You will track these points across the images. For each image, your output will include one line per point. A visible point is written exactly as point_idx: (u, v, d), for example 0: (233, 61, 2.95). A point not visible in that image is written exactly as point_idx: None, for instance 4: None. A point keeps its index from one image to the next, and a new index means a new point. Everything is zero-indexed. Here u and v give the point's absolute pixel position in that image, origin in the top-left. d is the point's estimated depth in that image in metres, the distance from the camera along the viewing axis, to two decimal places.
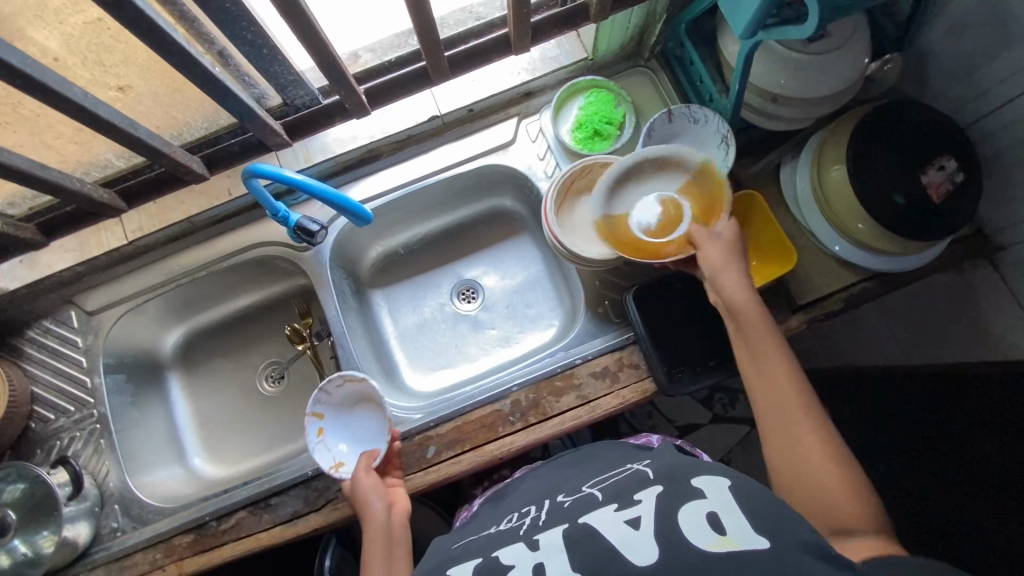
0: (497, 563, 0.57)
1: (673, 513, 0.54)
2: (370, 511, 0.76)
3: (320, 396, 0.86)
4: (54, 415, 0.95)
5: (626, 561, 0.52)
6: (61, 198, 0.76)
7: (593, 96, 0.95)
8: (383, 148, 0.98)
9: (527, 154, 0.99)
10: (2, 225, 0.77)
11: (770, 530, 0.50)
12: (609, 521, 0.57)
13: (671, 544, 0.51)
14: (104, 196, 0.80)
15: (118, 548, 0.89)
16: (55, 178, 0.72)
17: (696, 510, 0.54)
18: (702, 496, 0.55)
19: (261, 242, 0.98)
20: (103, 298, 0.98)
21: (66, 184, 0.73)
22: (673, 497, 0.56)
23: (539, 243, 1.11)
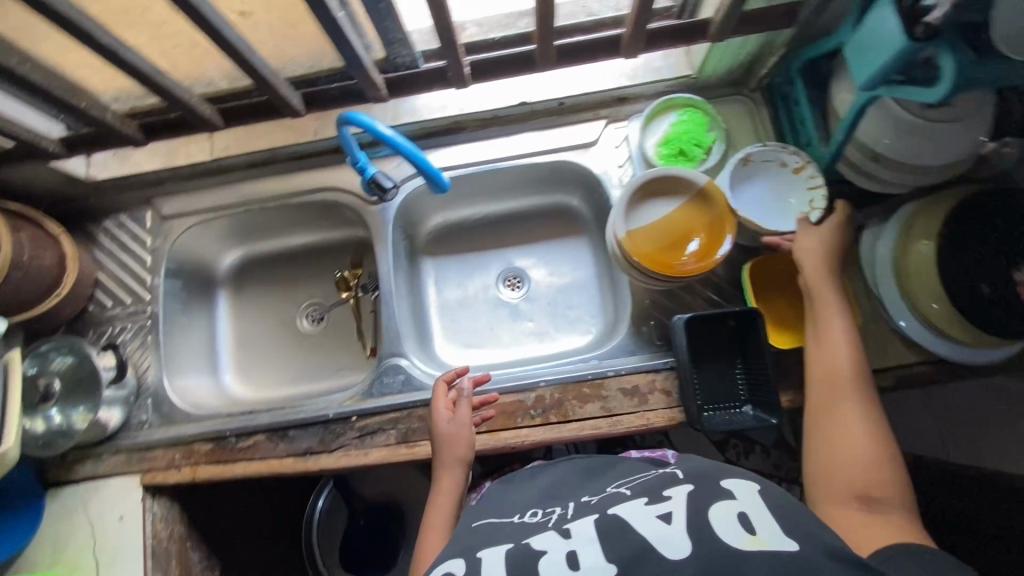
0: (530, 547, 0.59)
1: (704, 512, 0.57)
2: (450, 474, 0.79)
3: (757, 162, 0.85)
4: (111, 303, 1.01)
5: (659, 554, 0.54)
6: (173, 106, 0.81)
7: (686, 115, 0.94)
8: (467, 122, 0.99)
9: (607, 158, 0.98)
10: (110, 118, 0.80)
11: (801, 537, 0.53)
12: (641, 514, 0.59)
13: (705, 540, 0.54)
14: (207, 111, 0.84)
15: (142, 440, 0.94)
16: (167, 85, 0.75)
17: (727, 510, 0.57)
18: (732, 497, 0.59)
19: (334, 187, 1.01)
20: (177, 206, 1.03)
21: (177, 93, 0.77)
22: (703, 497, 0.59)
23: (595, 248, 1.11)
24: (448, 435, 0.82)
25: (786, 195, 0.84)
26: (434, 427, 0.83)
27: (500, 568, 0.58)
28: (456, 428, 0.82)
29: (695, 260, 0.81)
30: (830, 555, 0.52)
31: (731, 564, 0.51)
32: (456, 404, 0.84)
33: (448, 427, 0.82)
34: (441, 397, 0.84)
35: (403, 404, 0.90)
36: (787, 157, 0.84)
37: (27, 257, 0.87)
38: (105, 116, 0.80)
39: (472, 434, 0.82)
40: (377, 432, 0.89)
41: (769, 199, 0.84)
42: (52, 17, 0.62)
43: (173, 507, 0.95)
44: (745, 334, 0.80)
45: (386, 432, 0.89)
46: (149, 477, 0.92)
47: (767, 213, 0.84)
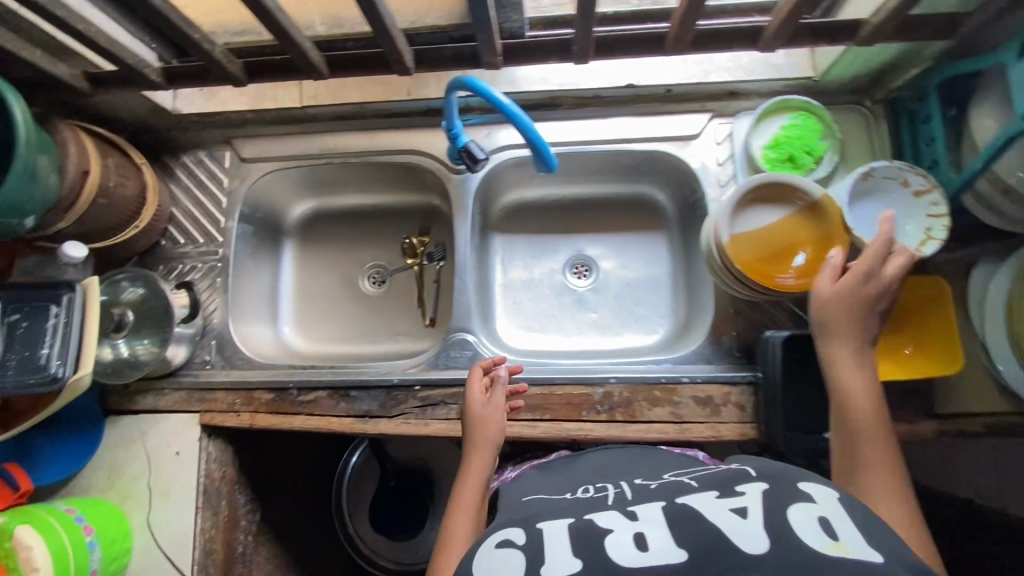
0: (596, 525, 0.57)
1: (782, 512, 0.54)
2: (480, 455, 0.74)
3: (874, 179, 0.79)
4: (184, 240, 1.00)
5: (734, 547, 0.51)
6: (279, 42, 0.76)
7: (800, 118, 0.89)
8: (565, 99, 0.94)
9: (707, 154, 0.94)
10: (219, 51, 0.75)
11: (885, 549, 0.50)
12: (712, 505, 0.56)
13: (782, 539, 0.51)
14: (315, 57, 0.81)
15: (204, 380, 0.94)
16: (285, 23, 0.72)
17: (807, 512, 0.53)
18: (810, 499, 0.55)
19: (420, 151, 0.98)
20: (257, 150, 1.00)
21: (293, 35, 0.74)
22: (779, 496, 0.56)
23: (672, 246, 1.07)
24: (481, 417, 0.78)
25: (899, 220, 0.78)
26: (466, 410, 0.79)
27: (564, 542, 0.56)
28: (489, 411, 0.78)
29: (801, 276, 0.77)
30: (907, 568, 0.49)
31: (813, 566, 0.48)
32: (491, 390, 0.82)
33: (486, 410, 0.78)
34: (476, 381, 0.82)
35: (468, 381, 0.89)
36: (909, 179, 0.78)
37: (112, 183, 0.85)
38: (215, 49, 0.75)
39: (504, 420, 0.78)
40: (439, 405, 0.88)
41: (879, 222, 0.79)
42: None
43: (226, 449, 0.96)
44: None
45: (448, 406, 0.88)
46: (207, 418, 0.92)
47: (874, 234, 0.79)
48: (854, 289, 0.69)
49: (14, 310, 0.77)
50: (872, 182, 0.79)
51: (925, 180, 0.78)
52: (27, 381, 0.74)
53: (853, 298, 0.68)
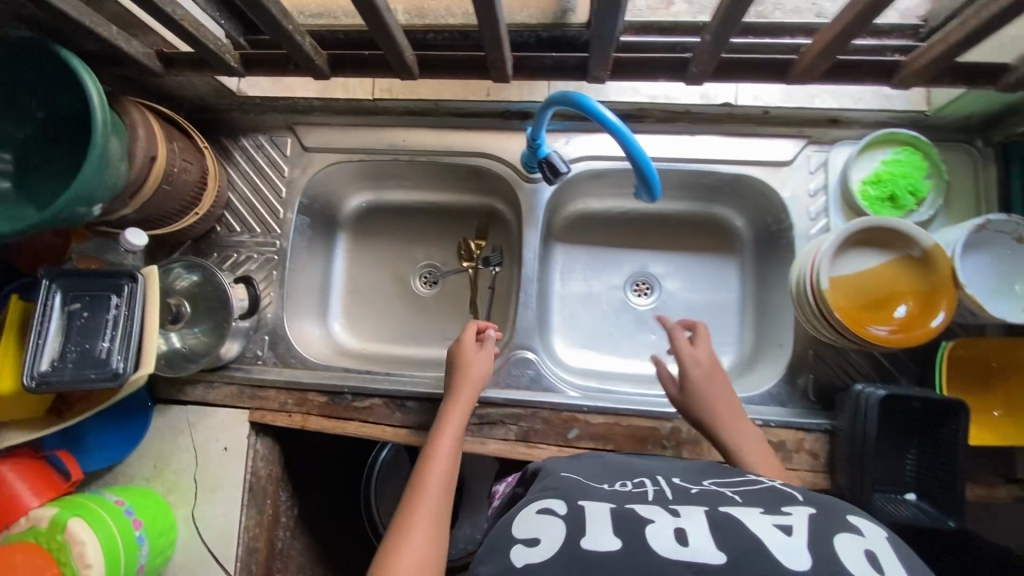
0: (636, 513, 0.52)
1: (830, 539, 0.48)
2: (465, 395, 0.75)
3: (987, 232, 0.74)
4: (240, 228, 0.97)
5: (778, 563, 0.45)
6: (374, 39, 0.69)
7: (906, 154, 0.83)
8: (653, 112, 0.88)
9: (798, 183, 0.88)
10: (309, 45, 0.68)
11: None
12: (755, 518, 0.51)
13: (829, 564, 0.45)
14: (410, 57, 0.72)
15: (256, 377, 0.92)
16: (390, 24, 0.65)
17: (853, 544, 0.48)
18: (856, 531, 0.49)
19: (492, 154, 0.93)
20: (321, 140, 0.96)
21: (395, 36, 0.67)
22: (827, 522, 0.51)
23: (743, 272, 1.02)
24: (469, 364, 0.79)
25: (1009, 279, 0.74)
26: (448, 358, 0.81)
27: (602, 525, 0.51)
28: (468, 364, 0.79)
29: (899, 330, 0.73)
30: None
31: None
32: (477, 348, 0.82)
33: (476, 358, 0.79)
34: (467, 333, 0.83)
35: (530, 403, 0.85)
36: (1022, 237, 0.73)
37: (176, 168, 0.81)
38: (304, 42, 0.68)
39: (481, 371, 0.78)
40: (497, 425, 0.85)
41: (987, 278, 0.74)
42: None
43: (274, 447, 0.95)
44: (932, 417, 0.72)
45: (507, 426, 0.85)
46: (258, 415, 0.90)
47: (980, 291, 0.74)
48: (701, 369, 0.79)
49: (74, 299, 0.74)
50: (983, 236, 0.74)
51: None
52: (88, 376, 0.71)
53: (705, 379, 0.78)
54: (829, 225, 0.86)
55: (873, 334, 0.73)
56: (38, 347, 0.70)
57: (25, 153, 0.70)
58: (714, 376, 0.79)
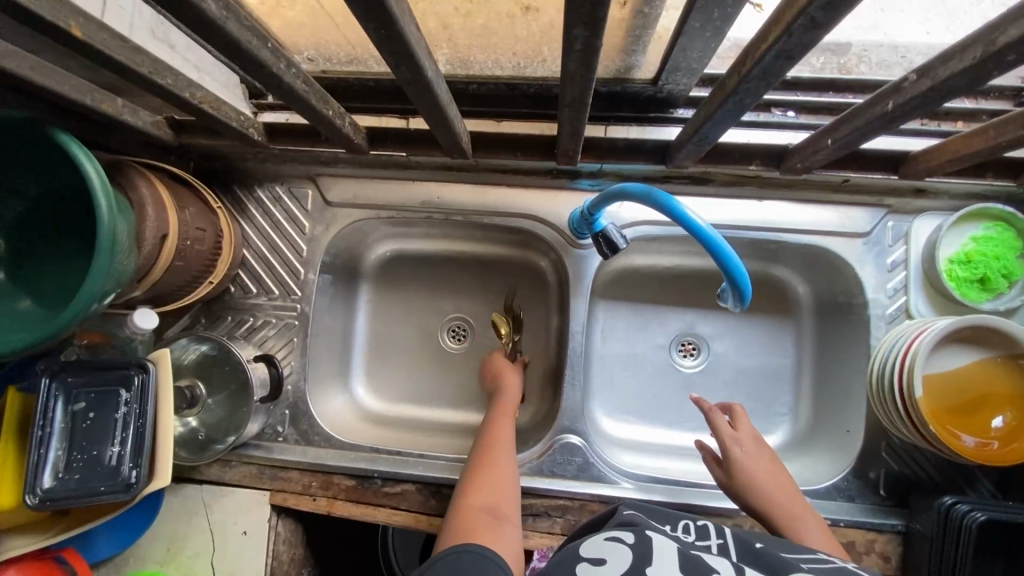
0: (702, 561, 0.49)
1: None
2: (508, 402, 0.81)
3: None
4: (256, 290, 0.88)
5: None
6: (429, 127, 0.61)
7: (999, 232, 0.75)
8: (718, 176, 0.79)
9: (874, 256, 0.81)
10: (349, 125, 0.59)
11: None
12: None
13: None
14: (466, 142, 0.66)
15: (276, 456, 0.84)
16: (450, 115, 0.57)
17: None
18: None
19: (537, 215, 0.84)
20: (346, 194, 0.87)
21: (452, 121, 0.59)
22: None
23: (799, 338, 0.94)
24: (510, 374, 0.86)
25: None
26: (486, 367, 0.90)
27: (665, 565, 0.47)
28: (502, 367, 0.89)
29: (998, 443, 0.66)
30: None
31: None
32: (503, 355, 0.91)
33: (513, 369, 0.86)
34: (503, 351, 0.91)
35: (577, 494, 0.79)
36: None
37: (189, 240, 0.73)
38: (344, 123, 0.59)
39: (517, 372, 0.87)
40: (541, 517, 0.79)
41: None
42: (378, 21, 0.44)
43: (295, 528, 0.87)
44: None
45: (552, 518, 0.79)
46: (280, 498, 0.83)
47: None
48: (747, 450, 0.73)
49: (79, 396, 0.66)
50: None
51: None
52: (95, 488, 0.63)
53: (755, 461, 0.72)
54: (908, 305, 0.79)
55: (965, 447, 0.65)
56: (40, 456, 0.63)
57: (20, 237, 0.62)
58: (762, 455, 0.73)
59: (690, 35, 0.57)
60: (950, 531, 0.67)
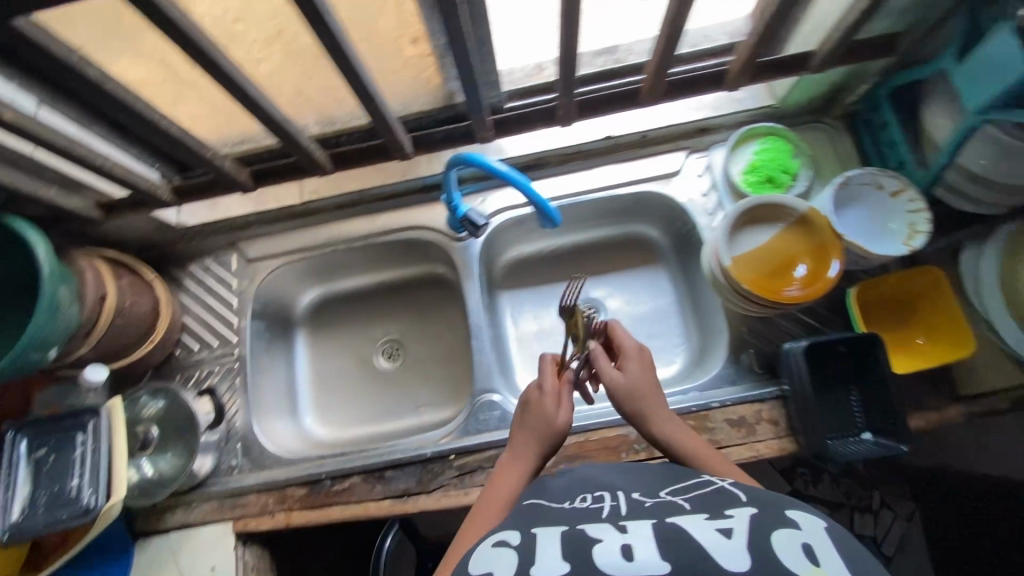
0: (587, 533, 0.54)
1: (767, 535, 0.51)
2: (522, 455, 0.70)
3: (850, 186, 0.84)
4: (199, 346, 1.01)
5: (718, 566, 0.48)
6: (282, 141, 0.81)
7: (770, 142, 0.94)
8: (549, 159, 1.01)
9: (690, 188, 0.99)
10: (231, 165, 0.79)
11: None
12: (699, 525, 0.53)
13: (768, 564, 0.48)
14: (319, 155, 0.88)
15: (234, 486, 0.92)
16: (289, 127, 0.77)
17: (790, 539, 0.51)
18: (795, 526, 0.52)
19: (420, 225, 1.02)
20: (263, 249, 1.04)
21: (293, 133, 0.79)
22: (766, 519, 0.53)
23: (674, 276, 1.10)
24: (540, 417, 0.72)
25: (889, 222, 0.82)
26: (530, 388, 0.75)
27: (555, 555, 0.52)
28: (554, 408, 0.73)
29: (807, 285, 0.80)
30: None
31: None
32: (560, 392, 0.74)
33: (559, 419, 0.71)
34: (550, 375, 0.75)
35: (503, 442, 0.88)
36: (880, 181, 0.83)
37: (128, 302, 0.87)
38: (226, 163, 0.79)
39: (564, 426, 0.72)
40: (477, 471, 0.87)
41: (867, 222, 0.83)
42: (206, 67, 0.64)
43: (263, 555, 0.92)
44: (856, 358, 0.79)
45: (486, 471, 0.87)
46: (242, 524, 0.89)
47: (870, 234, 0.82)
48: (630, 374, 0.75)
49: (40, 444, 0.76)
50: (847, 189, 0.84)
51: (893, 179, 0.83)
52: (60, 516, 0.72)
53: (636, 381, 0.74)
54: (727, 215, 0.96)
55: (785, 296, 0.80)
56: (9, 498, 0.73)
57: None
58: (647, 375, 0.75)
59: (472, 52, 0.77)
60: (786, 371, 0.80)
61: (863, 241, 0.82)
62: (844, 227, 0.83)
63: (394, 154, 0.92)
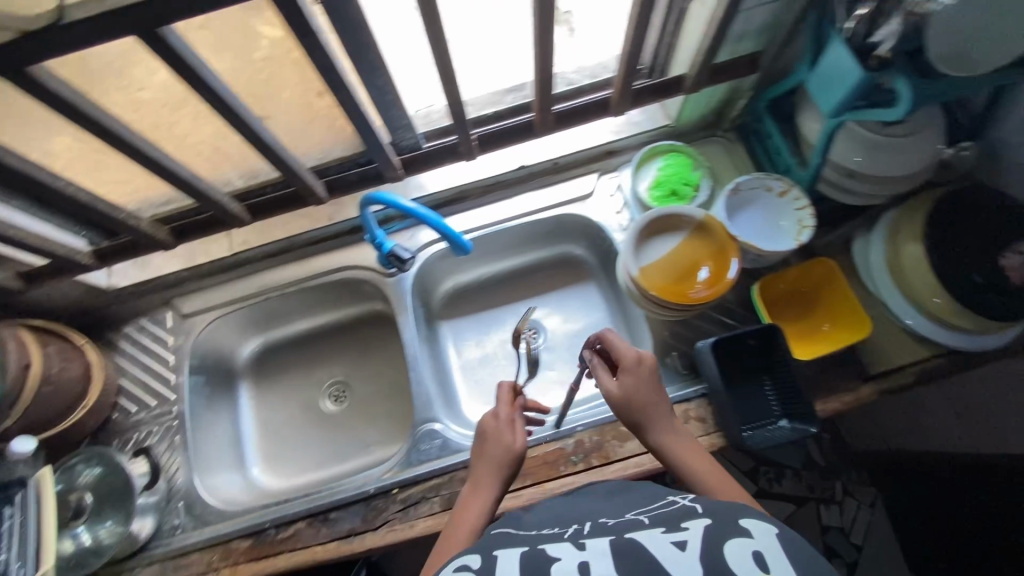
0: (544, 552, 0.54)
1: (720, 546, 0.52)
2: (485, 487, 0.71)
3: (741, 192, 0.91)
4: (136, 407, 1.01)
5: None
6: (196, 199, 0.84)
7: (671, 159, 1.01)
8: (470, 191, 1.06)
9: (605, 207, 1.05)
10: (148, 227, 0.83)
11: None
12: (655, 539, 0.53)
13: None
14: (234, 208, 0.89)
15: (176, 547, 0.91)
16: (201, 185, 0.80)
17: (741, 548, 0.51)
18: (748, 533, 0.53)
19: (351, 265, 1.05)
20: (197, 303, 1.05)
21: (206, 190, 0.82)
22: (719, 529, 0.54)
23: (605, 291, 1.14)
24: (498, 448, 0.73)
25: (779, 220, 0.88)
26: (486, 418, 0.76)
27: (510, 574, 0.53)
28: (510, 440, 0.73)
29: (712, 285, 0.86)
30: None
31: None
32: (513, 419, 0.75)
33: (515, 446, 0.72)
34: (504, 404, 0.76)
35: (444, 469, 0.90)
36: (767, 184, 0.89)
37: (56, 370, 0.87)
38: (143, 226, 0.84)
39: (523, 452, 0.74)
40: (421, 502, 0.88)
41: (760, 222, 0.89)
42: (105, 134, 0.68)
43: None
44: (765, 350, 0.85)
45: (430, 500, 0.88)
46: None
47: (763, 233, 0.88)
48: (630, 389, 0.71)
49: None
50: (739, 195, 0.91)
51: (778, 181, 0.89)
52: None
53: (634, 396, 0.71)
54: None
55: (693, 298, 0.85)
56: None
57: None
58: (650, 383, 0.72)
59: (377, 98, 0.80)
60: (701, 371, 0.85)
61: (757, 240, 0.87)
62: (740, 230, 0.89)
63: (309, 202, 0.94)
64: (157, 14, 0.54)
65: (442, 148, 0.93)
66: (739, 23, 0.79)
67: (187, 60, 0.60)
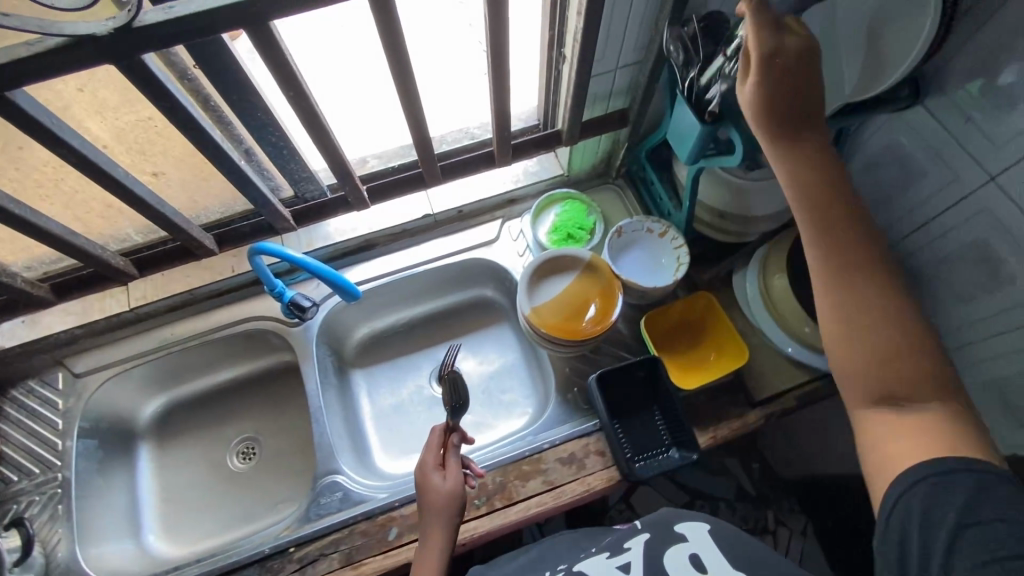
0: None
1: (661, 556, 0.64)
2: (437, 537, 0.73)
3: (625, 234, 0.97)
4: (17, 476, 0.94)
5: None
6: (75, 258, 0.83)
7: (567, 206, 1.08)
8: (377, 240, 1.09)
9: (508, 251, 1.10)
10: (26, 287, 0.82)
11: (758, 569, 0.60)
12: (604, 564, 0.66)
13: None
14: (118, 261, 0.88)
15: None
16: (81, 243, 0.80)
17: (682, 553, 0.63)
18: (685, 540, 0.65)
19: (256, 316, 1.05)
20: (91, 362, 1.02)
21: (89, 249, 0.82)
22: (659, 543, 0.66)
23: (517, 331, 1.17)
24: (435, 497, 0.75)
25: (659, 260, 0.95)
26: (420, 470, 0.78)
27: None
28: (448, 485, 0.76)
29: (600, 319, 0.91)
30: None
31: None
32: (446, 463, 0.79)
33: (447, 492, 0.75)
34: (432, 452, 0.79)
35: (344, 522, 0.87)
36: (647, 227, 0.96)
37: None
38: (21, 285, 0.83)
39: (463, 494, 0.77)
40: (318, 560, 0.85)
41: (643, 262, 0.96)
42: None
43: None
44: (650, 382, 0.92)
45: (329, 557, 0.85)
46: None
47: (646, 272, 0.95)
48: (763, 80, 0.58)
49: None
50: (624, 236, 0.97)
51: (657, 224, 0.97)
52: None
53: (769, 92, 0.57)
54: None
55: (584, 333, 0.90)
56: None
57: None
58: (803, 95, 0.58)
59: (272, 154, 0.81)
60: (593, 406, 0.92)
61: (641, 280, 0.94)
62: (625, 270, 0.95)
63: (198, 257, 0.93)
64: (1, 81, 0.55)
65: (337, 200, 0.95)
66: (601, 84, 0.88)
67: (41, 121, 0.61)
